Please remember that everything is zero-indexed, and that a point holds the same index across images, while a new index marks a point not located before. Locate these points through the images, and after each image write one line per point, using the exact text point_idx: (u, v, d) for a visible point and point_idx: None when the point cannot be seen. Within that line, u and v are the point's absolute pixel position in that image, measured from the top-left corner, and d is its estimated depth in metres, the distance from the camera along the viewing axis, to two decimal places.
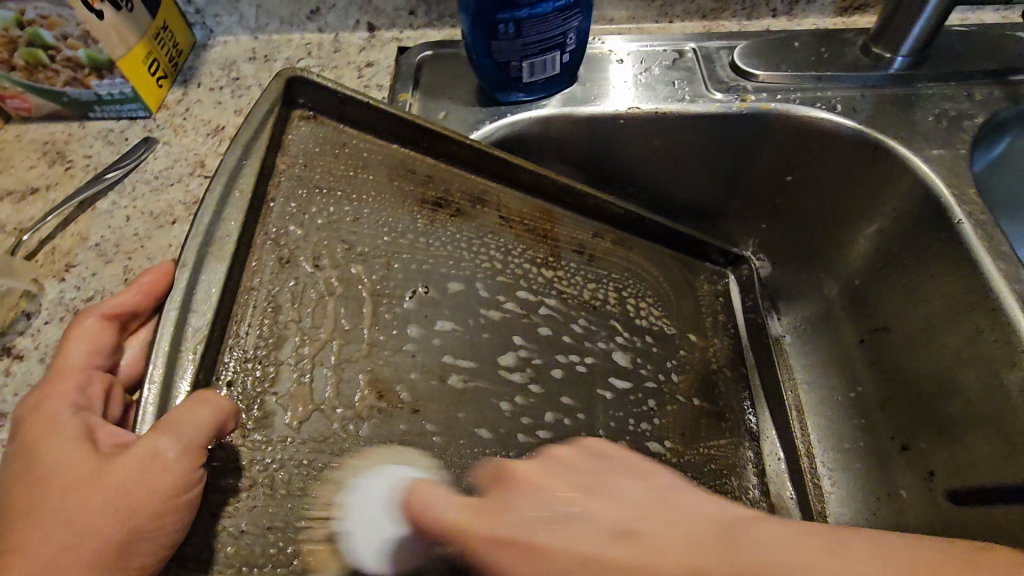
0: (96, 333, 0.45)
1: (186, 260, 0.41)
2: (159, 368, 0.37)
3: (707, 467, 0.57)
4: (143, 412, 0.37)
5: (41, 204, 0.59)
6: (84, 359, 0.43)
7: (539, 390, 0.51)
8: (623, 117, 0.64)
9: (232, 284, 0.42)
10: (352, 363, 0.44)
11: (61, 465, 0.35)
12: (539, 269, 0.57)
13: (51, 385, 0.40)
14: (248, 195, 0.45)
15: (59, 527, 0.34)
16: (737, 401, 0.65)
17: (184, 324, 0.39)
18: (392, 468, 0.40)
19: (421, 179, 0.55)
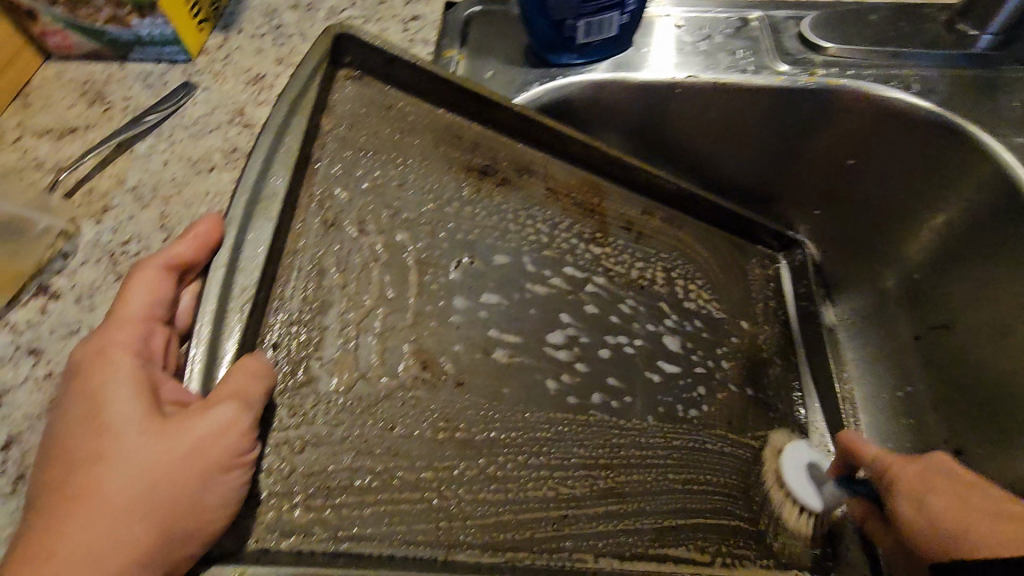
0: (158, 284, 0.41)
1: (234, 220, 0.39)
2: (207, 326, 0.35)
3: (751, 454, 0.58)
4: (191, 369, 0.35)
5: (79, 144, 0.58)
6: (145, 312, 0.39)
7: (584, 369, 0.49)
8: (679, 86, 0.61)
9: (279, 245, 0.40)
10: (397, 332, 0.42)
11: (118, 418, 0.33)
12: (587, 245, 0.55)
13: (110, 333, 0.37)
14: (293, 154, 0.43)
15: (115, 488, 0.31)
16: (779, 391, 0.65)
17: (230, 284, 0.37)
18: (795, 447, 0.61)
19: (468, 147, 0.52)
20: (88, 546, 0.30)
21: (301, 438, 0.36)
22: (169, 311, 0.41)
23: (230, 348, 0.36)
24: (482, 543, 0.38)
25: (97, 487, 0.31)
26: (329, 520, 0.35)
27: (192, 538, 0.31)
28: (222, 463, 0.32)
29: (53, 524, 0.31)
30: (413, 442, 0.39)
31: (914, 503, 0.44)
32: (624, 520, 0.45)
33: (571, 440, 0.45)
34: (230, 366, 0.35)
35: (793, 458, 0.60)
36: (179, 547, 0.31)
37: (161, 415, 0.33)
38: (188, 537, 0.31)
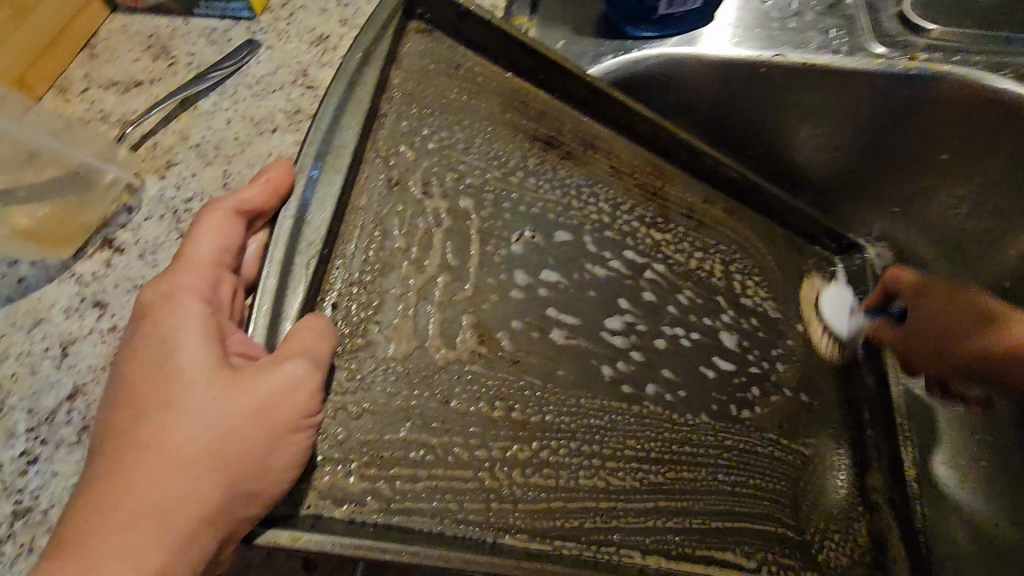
0: (228, 227, 0.35)
1: (305, 169, 0.36)
2: (272, 279, 0.32)
3: (801, 462, 0.52)
4: (255, 325, 0.31)
5: (145, 97, 0.58)
6: (213, 257, 0.34)
7: (641, 358, 0.45)
8: (764, 65, 0.57)
9: (345, 200, 0.37)
10: (455, 303, 0.39)
11: (186, 365, 0.29)
12: (646, 230, 0.51)
13: (175, 273, 0.32)
14: (366, 104, 0.40)
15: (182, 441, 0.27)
16: (830, 402, 0.58)
17: (297, 237, 0.34)
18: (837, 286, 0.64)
19: (534, 116, 0.49)
20: (149, 505, 0.26)
21: (361, 406, 0.33)
22: (237, 257, 0.35)
23: (294, 305, 0.32)
24: (530, 527, 0.35)
25: (161, 440, 0.27)
26: (383, 492, 0.32)
27: (261, 495, 0.28)
28: (294, 421, 0.29)
29: (108, 480, 0.27)
30: (469, 418, 0.36)
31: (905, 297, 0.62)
32: (674, 518, 0.41)
33: (622, 433, 0.41)
34: (294, 323, 0.32)
35: (834, 292, 0.63)
36: (245, 505, 0.28)
37: (232, 366, 0.29)
38: (256, 494, 0.28)
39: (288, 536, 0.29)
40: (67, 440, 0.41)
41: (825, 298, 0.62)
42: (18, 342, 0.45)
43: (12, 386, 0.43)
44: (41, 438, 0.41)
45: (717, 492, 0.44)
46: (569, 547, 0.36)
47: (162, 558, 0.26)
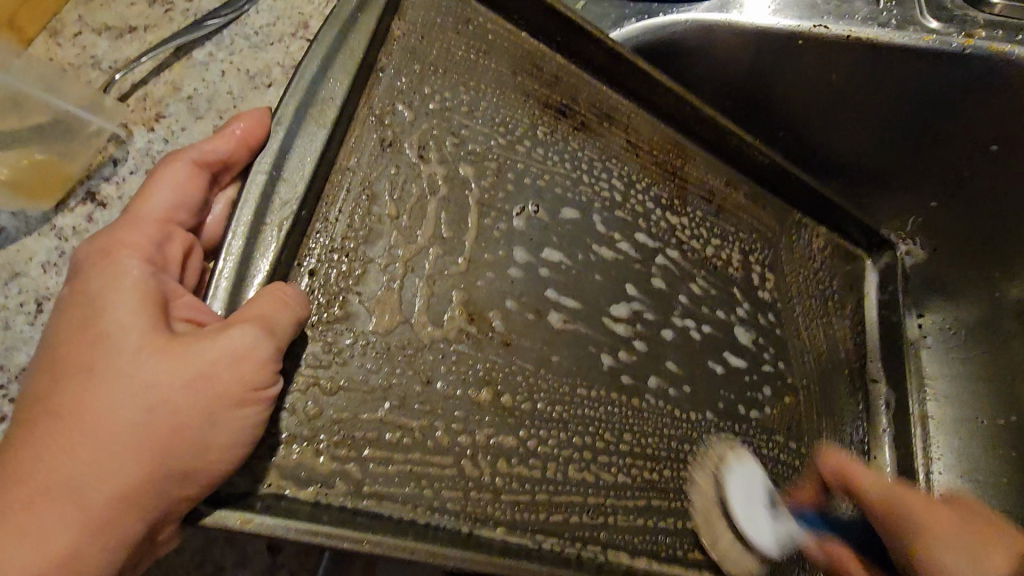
0: (184, 181, 0.33)
1: (285, 122, 0.32)
2: (238, 239, 0.29)
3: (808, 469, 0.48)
4: (215, 287, 0.29)
5: (138, 45, 0.54)
6: (165, 213, 0.31)
7: (645, 349, 0.42)
8: (805, 37, 0.52)
9: (328, 157, 0.34)
10: (446, 277, 0.36)
11: (115, 331, 0.26)
12: (662, 211, 0.48)
13: (119, 228, 0.30)
14: (357, 60, 0.36)
15: (108, 414, 0.25)
16: (844, 408, 0.54)
17: (271, 194, 0.31)
18: (745, 463, 0.43)
19: (549, 81, 0.45)
20: (70, 480, 0.25)
21: (333, 381, 0.31)
22: (196, 216, 0.33)
23: (263, 269, 0.30)
24: (510, 521, 0.33)
25: (85, 412, 0.25)
26: (353, 475, 0.30)
27: (193, 476, 0.26)
28: (237, 396, 0.27)
29: (28, 450, 0.26)
30: (453, 403, 0.33)
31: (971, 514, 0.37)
32: (666, 519, 0.38)
33: (618, 425, 0.38)
34: (259, 289, 0.30)
35: (738, 491, 0.41)
36: (175, 487, 0.26)
37: (168, 333, 0.27)
38: (188, 476, 0.26)
39: (238, 518, 0.26)
40: None
41: (733, 495, 0.41)
42: None
43: None
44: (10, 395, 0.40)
45: (713, 497, 0.41)
46: (551, 543, 0.34)
47: (81, 535, 0.25)
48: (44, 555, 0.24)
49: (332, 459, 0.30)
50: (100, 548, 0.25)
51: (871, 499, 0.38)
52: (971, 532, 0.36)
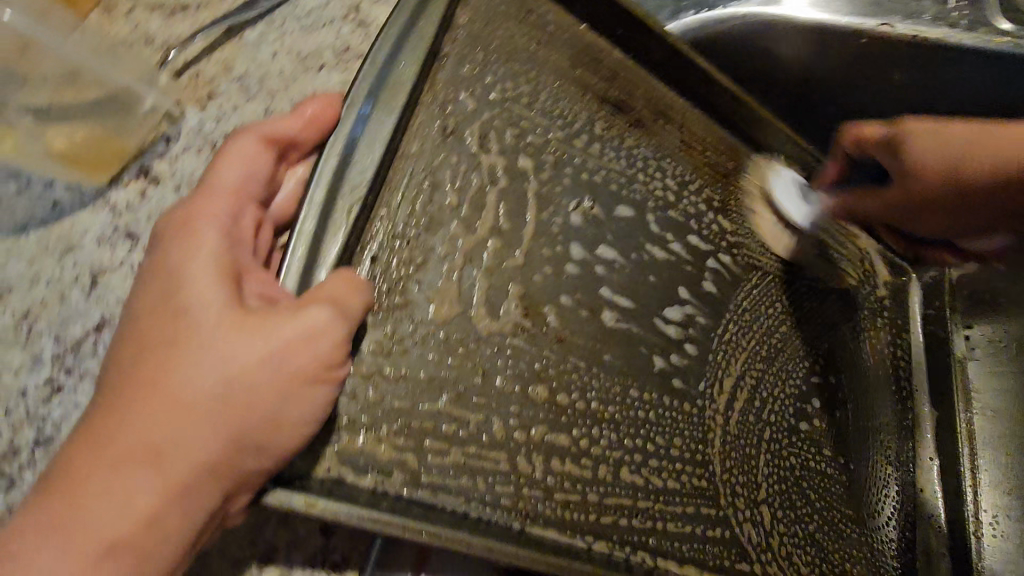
0: (254, 156, 0.32)
1: (353, 109, 0.33)
2: (311, 219, 0.30)
3: (848, 476, 0.49)
4: (286, 271, 0.29)
5: (191, 23, 0.54)
6: (238, 186, 0.31)
7: (695, 352, 0.43)
8: (864, 35, 0.51)
9: (394, 145, 0.35)
10: (503, 270, 0.37)
11: (198, 303, 0.27)
12: (714, 214, 0.48)
13: (197, 201, 0.30)
14: (427, 43, 0.37)
15: (187, 385, 0.26)
16: (886, 416, 0.54)
17: (342, 177, 0.31)
18: (783, 172, 0.53)
19: (606, 76, 0.46)
20: (144, 450, 0.25)
21: (396, 368, 0.32)
22: (265, 189, 0.33)
23: (332, 252, 0.30)
24: (559, 519, 0.33)
25: (162, 383, 0.26)
26: (410, 463, 0.31)
27: (267, 451, 0.26)
28: (309, 374, 0.27)
29: (107, 418, 0.26)
30: (509, 397, 0.34)
31: (924, 137, 0.44)
32: (715, 526, 0.39)
33: (670, 428, 0.40)
34: (330, 272, 0.30)
35: (785, 194, 0.52)
36: (249, 461, 0.26)
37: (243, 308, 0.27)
38: (262, 450, 0.26)
39: (303, 501, 0.27)
40: (91, 373, 0.40)
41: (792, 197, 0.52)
42: (50, 268, 0.44)
43: (41, 311, 0.42)
44: (67, 367, 0.41)
45: (761, 507, 0.42)
46: (601, 547, 0.34)
47: (155, 504, 0.25)
48: (122, 522, 0.25)
49: (393, 442, 0.31)
50: (171, 519, 0.25)
51: (880, 138, 0.47)
52: (992, 133, 0.42)
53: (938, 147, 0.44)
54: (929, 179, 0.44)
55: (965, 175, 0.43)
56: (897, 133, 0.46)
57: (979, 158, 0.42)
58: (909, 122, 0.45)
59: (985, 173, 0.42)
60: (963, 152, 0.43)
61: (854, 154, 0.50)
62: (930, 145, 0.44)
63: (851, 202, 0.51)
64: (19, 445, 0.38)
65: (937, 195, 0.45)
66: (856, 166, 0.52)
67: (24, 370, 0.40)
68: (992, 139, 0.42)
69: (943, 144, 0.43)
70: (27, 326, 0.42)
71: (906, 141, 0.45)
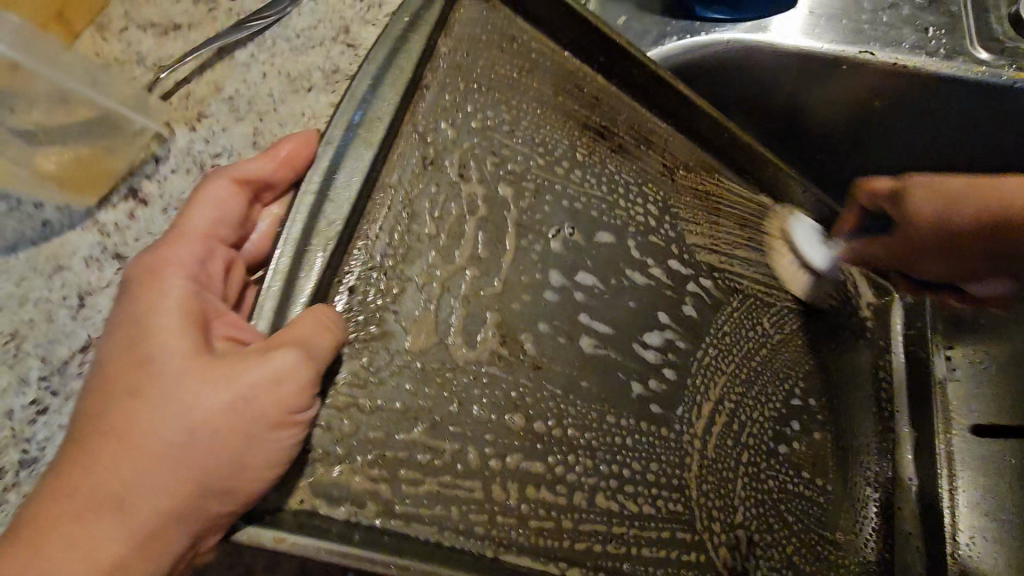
0: (225, 199, 0.34)
1: (331, 144, 0.33)
2: (286, 258, 0.30)
3: (825, 501, 0.50)
4: (260, 307, 0.30)
5: (181, 44, 0.55)
6: (208, 229, 0.32)
7: (673, 378, 0.44)
8: (847, 62, 0.52)
9: (373, 176, 0.35)
10: (481, 299, 0.37)
11: (161, 350, 0.27)
12: (694, 238, 0.49)
13: (167, 246, 0.31)
14: (407, 75, 0.37)
15: (152, 433, 0.27)
16: (866, 440, 0.55)
17: (318, 214, 0.32)
18: (804, 221, 0.56)
19: (589, 102, 0.47)
20: (109, 497, 0.26)
21: (371, 398, 0.33)
22: (236, 231, 0.34)
23: (306, 287, 0.30)
24: (531, 546, 0.34)
25: (127, 431, 0.27)
26: (384, 494, 0.31)
27: (234, 493, 0.27)
28: (273, 419, 0.27)
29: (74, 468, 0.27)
30: (485, 426, 0.35)
31: (933, 195, 0.50)
32: (687, 551, 0.40)
33: (646, 453, 0.40)
34: (302, 311, 0.30)
35: (803, 239, 0.55)
36: (215, 504, 0.27)
37: (208, 355, 0.28)
38: (228, 492, 0.27)
39: (273, 536, 0.28)
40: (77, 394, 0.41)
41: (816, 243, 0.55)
42: (38, 288, 0.44)
43: (29, 331, 0.43)
44: (53, 388, 0.41)
45: (736, 532, 0.43)
46: (573, 572, 0.35)
47: (122, 551, 0.26)
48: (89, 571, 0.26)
49: (368, 472, 0.31)
50: (136, 563, 0.26)
51: (885, 193, 0.53)
52: (967, 186, 0.49)
53: (925, 202, 0.50)
54: (926, 233, 0.51)
55: (951, 221, 0.50)
56: (903, 188, 0.51)
57: (957, 206, 0.49)
58: (909, 178, 0.51)
59: (964, 223, 0.50)
60: (943, 206, 0.50)
61: (874, 207, 0.54)
62: (927, 200, 0.50)
63: (856, 249, 0.56)
64: (4, 466, 0.39)
65: (949, 237, 0.51)
66: (868, 218, 0.55)
67: (10, 389, 0.41)
68: (954, 193, 0.49)
69: (953, 200, 0.49)
70: (13, 346, 0.42)
71: (903, 198, 0.51)
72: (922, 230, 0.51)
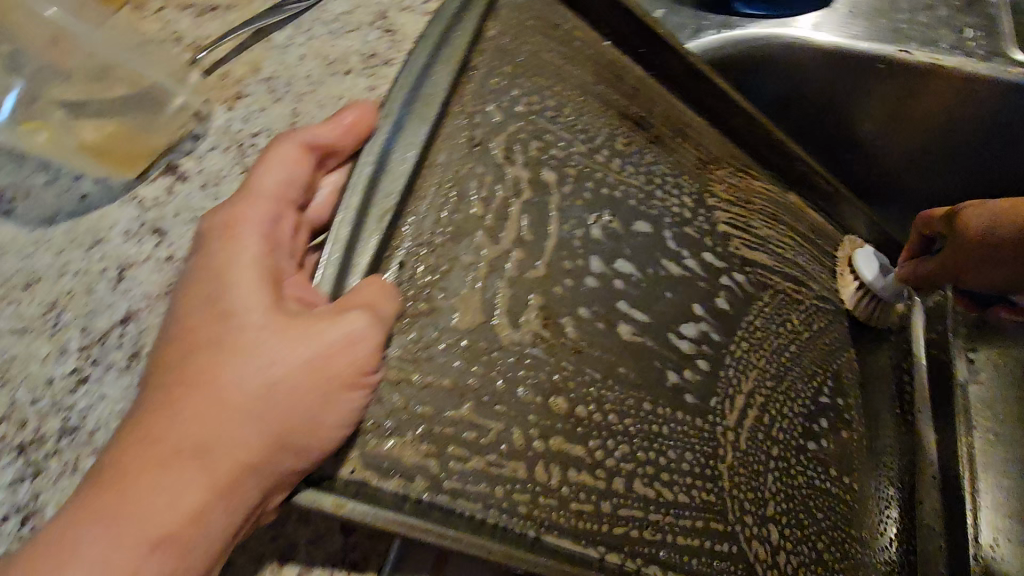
0: (293, 161, 0.34)
1: (389, 117, 0.35)
2: (344, 226, 0.31)
3: (851, 498, 0.50)
4: (323, 272, 0.31)
5: (219, 24, 0.55)
6: (279, 190, 0.33)
7: (707, 367, 0.44)
8: (884, 60, 0.53)
9: (425, 155, 0.36)
10: (524, 281, 0.38)
11: (244, 306, 0.29)
12: (729, 229, 0.49)
13: (239, 204, 0.32)
14: (459, 55, 0.38)
15: (233, 384, 0.27)
16: (887, 439, 0.56)
17: (374, 186, 0.33)
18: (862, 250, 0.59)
19: (628, 91, 0.47)
20: (187, 445, 0.27)
21: (420, 373, 0.33)
22: (303, 193, 0.35)
23: (363, 257, 0.32)
24: (572, 527, 0.34)
25: (206, 382, 0.28)
26: (432, 469, 0.32)
27: (308, 449, 0.28)
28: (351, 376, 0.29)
29: (154, 416, 0.27)
30: (528, 406, 0.35)
31: (977, 210, 0.54)
32: (718, 538, 0.40)
33: (682, 442, 0.41)
34: (360, 280, 0.31)
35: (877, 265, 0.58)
36: (290, 459, 0.28)
37: (286, 311, 0.29)
38: (303, 448, 0.28)
39: (333, 502, 0.29)
40: (114, 366, 0.41)
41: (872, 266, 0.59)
42: (76, 260, 0.45)
43: (67, 303, 0.43)
44: (91, 359, 0.41)
45: (768, 525, 0.43)
46: (612, 556, 0.35)
47: (200, 501, 0.26)
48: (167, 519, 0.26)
49: (417, 446, 0.32)
50: (213, 515, 0.27)
51: (943, 216, 0.56)
52: None
53: (990, 215, 0.53)
54: (986, 246, 0.54)
55: (997, 238, 0.53)
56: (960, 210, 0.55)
57: (996, 227, 0.53)
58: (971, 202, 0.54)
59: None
60: (992, 217, 0.53)
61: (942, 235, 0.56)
62: (1013, 216, 0.52)
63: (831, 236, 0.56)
64: (42, 436, 0.39)
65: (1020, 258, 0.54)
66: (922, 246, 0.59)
67: (48, 359, 0.41)
68: (1015, 208, 0.52)
69: (1014, 215, 0.52)
70: (51, 317, 0.42)
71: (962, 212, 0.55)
72: (972, 248, 0.54)
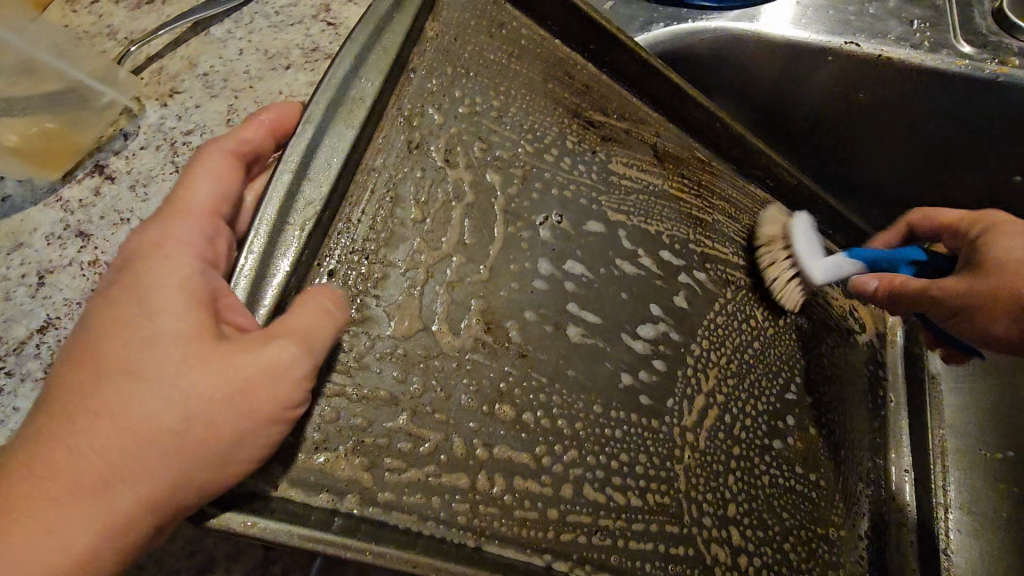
0: (227, 171, 0.33)
1: (313, 120, 0.33)
2: (262, 234, 0.30)
3: (823, 494, 0.49)
4: (239, 275, 0.30)
5: (155, 18, 0.53)
6: (213, 205, 0.31)
7: (662, 367, 0.43)
8: (835, 52, 0.52)
9: (354, 161, 0.35)
10: (466, 284, 0.36)
11: (162, 336, 0.27)
12: (685, 226, 0.48)
13: (170, 218, 0.30)
14: (392, 56, 0.37)
15: (145, 419, 0.26)
16: (861, 433, 0.55)
17: (296, 194, 0.32)
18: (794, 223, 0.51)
19: (578, 89, 0.46)
20: (92, 478, 0.26)
21: (353, 382, 0.32)
22: (235, 206, 0.33)
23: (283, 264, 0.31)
24: (513, 535, 0.33)
25: (120, 412, 0.26)
26: (363, 482, 0.30)
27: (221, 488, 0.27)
28: (272, 413, 0.28)
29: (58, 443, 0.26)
30: (468, 413, 0.34)
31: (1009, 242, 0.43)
32: (674, 543, 0.39)
33: (634, 445, 0.39)
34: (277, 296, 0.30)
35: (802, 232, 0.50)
36: (197, 497, 0.27)
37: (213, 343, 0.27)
38: (214, 488, 0.27)
39: (242, 521, 0.27)
40: (33, 376, 0.39)
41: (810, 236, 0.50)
42: None
43: None
44: (8, 369, 0.39)
45: (728, 526, 0.42)
46: (559, 564, 0.34)
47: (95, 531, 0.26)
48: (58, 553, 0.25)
49: (348, 457, 0.31)
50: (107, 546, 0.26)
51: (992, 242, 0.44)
52: None
53: None
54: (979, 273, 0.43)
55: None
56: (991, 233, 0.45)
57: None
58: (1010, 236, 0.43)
59: None
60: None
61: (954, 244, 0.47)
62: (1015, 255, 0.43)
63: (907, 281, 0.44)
64: None
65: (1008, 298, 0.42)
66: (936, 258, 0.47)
67: None
68: None
69: None
70: None
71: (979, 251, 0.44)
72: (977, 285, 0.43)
